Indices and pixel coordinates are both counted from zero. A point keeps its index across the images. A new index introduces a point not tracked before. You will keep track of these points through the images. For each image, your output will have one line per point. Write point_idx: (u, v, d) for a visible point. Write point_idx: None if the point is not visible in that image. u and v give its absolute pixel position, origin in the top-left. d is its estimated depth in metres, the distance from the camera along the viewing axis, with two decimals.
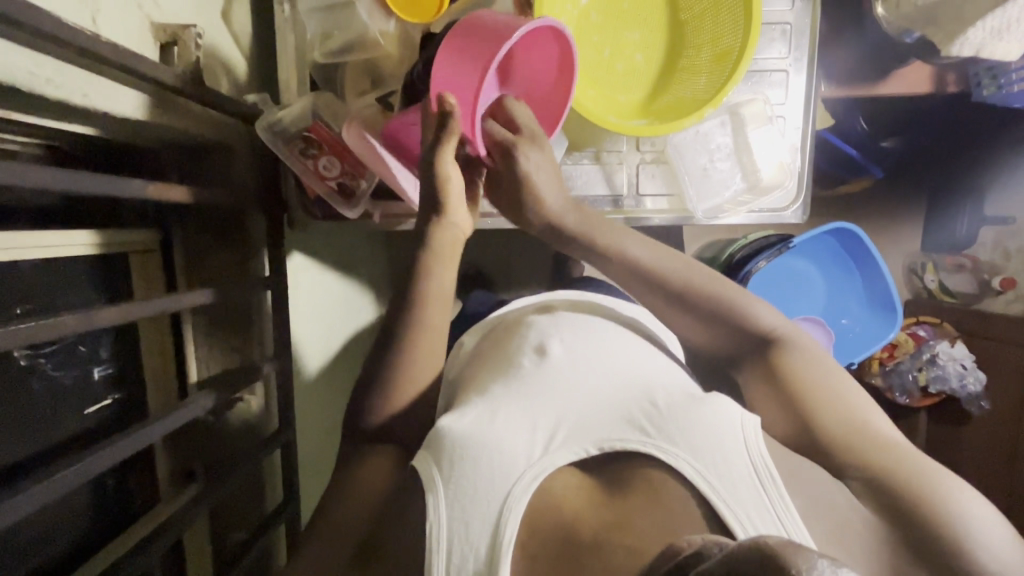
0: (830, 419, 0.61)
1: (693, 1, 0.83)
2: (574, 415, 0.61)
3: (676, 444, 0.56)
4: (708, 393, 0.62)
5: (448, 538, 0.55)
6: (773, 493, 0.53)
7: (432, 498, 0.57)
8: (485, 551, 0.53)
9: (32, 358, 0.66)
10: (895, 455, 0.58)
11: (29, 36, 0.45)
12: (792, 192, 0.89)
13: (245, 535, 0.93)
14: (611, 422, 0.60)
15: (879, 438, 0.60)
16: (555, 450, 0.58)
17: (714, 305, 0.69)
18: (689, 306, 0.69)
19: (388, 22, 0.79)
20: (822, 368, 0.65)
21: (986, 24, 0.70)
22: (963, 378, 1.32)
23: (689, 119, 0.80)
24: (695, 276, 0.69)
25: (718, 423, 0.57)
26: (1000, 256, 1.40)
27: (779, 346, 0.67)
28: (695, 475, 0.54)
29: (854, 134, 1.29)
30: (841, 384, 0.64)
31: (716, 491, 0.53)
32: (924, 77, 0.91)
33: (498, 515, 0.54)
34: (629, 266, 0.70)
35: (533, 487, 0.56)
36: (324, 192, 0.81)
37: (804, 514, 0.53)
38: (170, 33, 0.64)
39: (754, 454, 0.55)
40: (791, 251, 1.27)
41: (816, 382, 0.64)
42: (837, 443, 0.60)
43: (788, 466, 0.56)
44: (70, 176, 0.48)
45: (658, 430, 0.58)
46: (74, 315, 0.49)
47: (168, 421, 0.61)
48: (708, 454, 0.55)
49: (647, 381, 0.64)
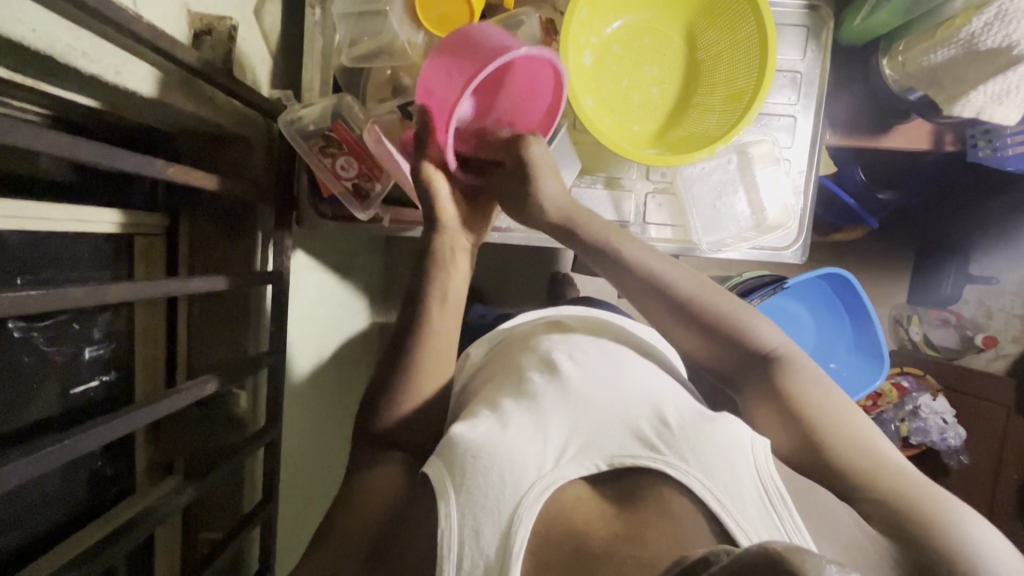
0: (847, 445, 0.61)
1: (710, 42, 0.87)
2: (585, 430, 0.61)
3: (686, 461, 0.56)
4: (718, 412, 0.62)
5: (459, 544, 0.54)
6: (785, 515, 0.53)
7: (443, 504, 0.56)
8: (495, 555, 0.53)
9: (25, 331, 0.64)
10: (900, 477, 0.59)
11: (72, 8, 0.45)
12: (793, 233, 0.91)
13: (218, 536, 0.90)
14: (622, 438, 0.60)
15: (884, 462, 0.60)
16: (567, 463, 0.58)
17: (721, 327, 0.70)
18: (696, 327, 0.71)
19: (417, 33, 0.81)
20: (831, 389, 0.66)
21: (987, 88, 0.75)
22: (944, 431, 1.37)
23: (700, 153, 0.81)
24: (701, 298, 0.71)
25: (728, 444, 0.58)
26: (983, 315, 1.52)
27: (783, 361, 0.68)
28: (705, 491, 0.54)
29: (852, 184, 1.32)
30: (848, 405, 0.65)
31: (727, 508, 0.53)
32: (924, 134, 0.95)
33: (508, 522, 0.54)
34: (639, 282, 0.72)
35: (543, 498, 0.55)
36: (339, 192, 0.82)
37: (815, 534, 0.53)
38: (205, 23, 0.67)
39: (766, 476, 0.55)
40: (784, 292, 1.30)
41: (827, 404, 0.64)
42: (848, 464, 0.60)
43: (796, 488, 0.56)
44: (98, 150, 0.48)
45: (669, 448, 0.58)
46: (84, 289, 0.48)
47: (159, 406, 0.60)
48: (719, 473, 0.55)
49: (657, 399, 0.64)
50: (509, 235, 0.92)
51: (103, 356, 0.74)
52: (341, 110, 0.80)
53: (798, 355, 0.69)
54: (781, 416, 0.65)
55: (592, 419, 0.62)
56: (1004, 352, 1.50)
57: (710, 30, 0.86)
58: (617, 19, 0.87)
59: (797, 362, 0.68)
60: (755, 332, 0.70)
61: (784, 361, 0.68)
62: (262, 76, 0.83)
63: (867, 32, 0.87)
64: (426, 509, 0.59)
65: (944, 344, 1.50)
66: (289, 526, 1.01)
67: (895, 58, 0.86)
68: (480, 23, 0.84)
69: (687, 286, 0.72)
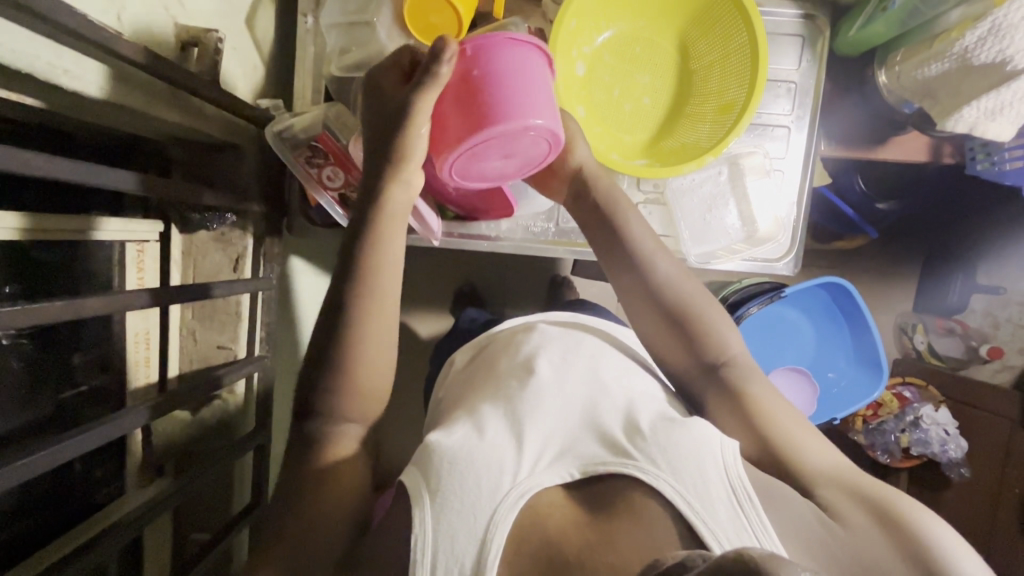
0: (797, 451, 0.61)
1: (703, 51, 0.86)
2: (563, 437, 0.62)
3: (657, 464, 0.56)
4: (690, 416, 0.63)
5: (432, 553, 0.53)
6: (752, 515, 0.53)
7: (417, 510, 0.56)
8: (469, 564, 0.53)
9: (15, 337, 0.68)
10: (842, 474, 0.60)
11: (48, 28, 0.46)
12: (785, 245, 0.90)
13: (206, 536, 0.92)
14: (595, 444, 0.60)
15: (831, 466, 0.61)
16: (542, 470, 0.59)
17: (686, 326, 0.69)
18: (667, 323, 0.70)
19: (406, 43, 0.80)
20: (784, 404, 0.66)
21: (981, 104, 0.73)
22: (945, 443, 1.35)
23: (689, 166, 0.81)
24: (677, 286, 0.70)
25: (700, 446, 0.58)
26: (988, 325, 1.47)
27: (734, 370, 0.68)
28: (675, 494, 0.54)
29: (852, 194, 1.29)
30: (792, 413, 0.65)
31: (696, 511, 0.53)
32: (921, 147, 0.92)
33: (484, 532, 0.54)
34: (631, 271, 0.71)
35: (518, 505, 0.56)
36: (326, 201, 0.82)
37: (782, 537, 0.52)
38: (192, 35, 0.67)
39: (733, 475, 0.56)
40: (783, 301, 1.29)
41: (776, 412, 0.64)
42: (796, 463, 0.61)
43: (767, 487, 0.56)
44: (72, 166, 0.49)
45: (640, 451, 0.58)
46: (63, 302, 0.49)
47: (142, 413, 0.62)
48: (688, 476, 0.55)
49: (632, 405, 0.65)
50: (499, 245, 0.92)
51: (92, 362, 0.76)
52: (330, 121, 0.80)
53: (749, 368, 0.68)
54: (733, 417, 0.65)
55: (567, 426, 0.63)
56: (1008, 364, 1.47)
57: (703, 40, 0.85)
58: (609, 28, 0.86)
59: (748, 376, 0.67)
60: (715, 336, 0.69)
61: (735, 369, 0.68)
62: (252, 85, 0.83)
63: (863, 42, 0.85)
64: (397, 520, 0.59)
65: (948, 354, 1.48)
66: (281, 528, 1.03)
67: (892, 68, 0.83)
68: (470, 33, 0.83)
69: (672, 277, 0.70)
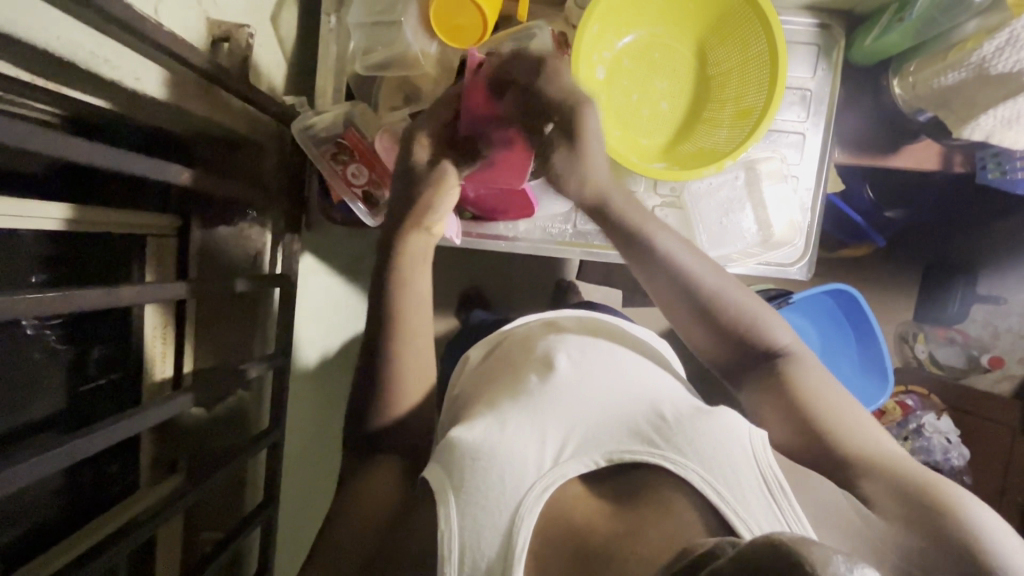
0: (843, 437, 0.62)
1: (720, 58, 0.87)
2: (585, 426, 0.62)
3: (683, 454, 0.57)
4: (714, 406, 0.63)
5: (460, 547, 0.54)
6: (784, 504, 0.53)
7: (443, 509, 0.56)
8: (496, 555, 0.53)
9: (38, 328, 0.66)
10: (894, 462, 0.60)
11: (93, 17, 0.46)
12: (799, 250, 0.91)
13: (217, 535, 0.91)
14: (618, 433, 0.60)
15: (882, 454, 0.61)
16: (565, 462, 0.59)
17: (727, 323, 0.71)
18: (705, 322, 0.72)
19: (431, 44, 0.83)
20: (833, 389, 0.67)
21: (998, 112, 0.75)
22: (947, 450, 1.36)
23: (708, 169, 0.82)
24: (718, 285, 0.72)
25: (725, 437, 0.58)
26: (988, 334, 1.51)
27: (789, 363, 0.69)
28: (703, 482, 0.54)
29: (860, 202, 1.31)
30: (847, 404, 0.66)
31: (725, 500, 0.53)
32: (933, 154, 0.94)
33: (510, 522, 0.54)
34: (663, 274, 0.72)
35: (544, 497, 0.56)
36: (348, 198, 0.82)
37: (813, 521, 0.53)
38: (223, 30, 0.67)
39: (764, 466, 0.55)
40: (790, 307, 1.30)
41: (824, 398, 0.66)
42: (846, 452, 0.62)
43: (794, 475, 0.57)
44: (105, 154, 0.49)
45: (665, 441, 0.58)
46: (97, 290, 0.49)
47: (164, 407, 0.62)
48: (716, 465, 0.55)
49: (653, 398, 0.65)
50: (516, 245, 0.92)
51: (109, 356, 0.75)
52: (353, 118, 0.81)
53: (803, 360, 0.70)
54: (782, 410, 0.66)
55: (588, 417, 0.63)
56: (1009, 373, 1.49)
57: (721, 47, 0.87)
58: (629, 34, 0.87)
59: (795, 367, 0.69)
60: (767, 331, 0.71)
61: (790, 361, 0.69)
62: (275, 83, 0.84)
63: (878, 52, 0.87)
64: (423, 515, 0.59)
65: (950, 363, 1.51)
66: (291, 528, 1.02)
67: (905, 78, 0.86)
68: (493, 35, 0.85)
69: (709, 278, 0.72)
